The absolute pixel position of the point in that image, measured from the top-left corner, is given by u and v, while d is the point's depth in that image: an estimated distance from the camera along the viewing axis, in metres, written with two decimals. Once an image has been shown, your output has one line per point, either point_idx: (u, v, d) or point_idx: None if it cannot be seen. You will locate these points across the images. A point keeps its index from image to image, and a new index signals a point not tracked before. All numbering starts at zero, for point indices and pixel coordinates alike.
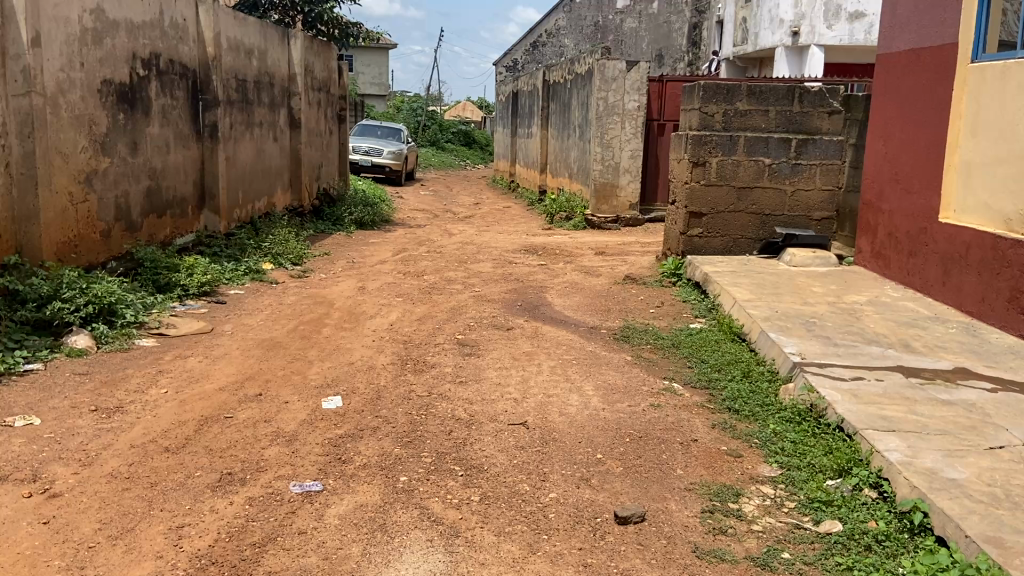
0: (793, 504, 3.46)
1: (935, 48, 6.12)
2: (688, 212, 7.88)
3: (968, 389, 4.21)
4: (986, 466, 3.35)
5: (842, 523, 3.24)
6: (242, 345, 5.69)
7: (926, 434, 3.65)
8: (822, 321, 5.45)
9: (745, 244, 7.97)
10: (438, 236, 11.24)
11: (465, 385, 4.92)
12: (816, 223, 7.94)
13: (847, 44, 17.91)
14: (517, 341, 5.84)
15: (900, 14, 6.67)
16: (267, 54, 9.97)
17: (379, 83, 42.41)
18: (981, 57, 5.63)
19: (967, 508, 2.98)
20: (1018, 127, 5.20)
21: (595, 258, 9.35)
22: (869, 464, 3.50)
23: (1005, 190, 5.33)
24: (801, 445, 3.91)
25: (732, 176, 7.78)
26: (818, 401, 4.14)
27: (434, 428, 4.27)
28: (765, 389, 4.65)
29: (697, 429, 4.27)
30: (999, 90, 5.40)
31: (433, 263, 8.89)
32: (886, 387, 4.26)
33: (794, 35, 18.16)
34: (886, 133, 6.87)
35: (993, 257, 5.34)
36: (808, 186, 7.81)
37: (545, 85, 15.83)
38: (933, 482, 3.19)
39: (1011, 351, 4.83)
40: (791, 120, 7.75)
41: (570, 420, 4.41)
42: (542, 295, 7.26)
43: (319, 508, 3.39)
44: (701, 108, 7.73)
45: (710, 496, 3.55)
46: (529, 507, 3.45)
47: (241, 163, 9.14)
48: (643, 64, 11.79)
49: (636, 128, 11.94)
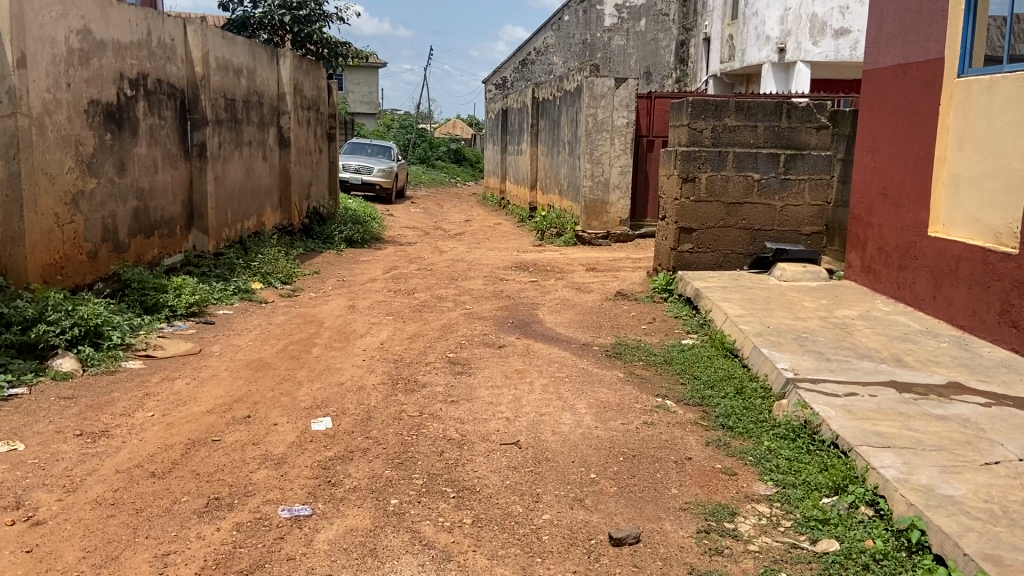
0: (790, 523, 3.42)
1: (921, 64, 6.16)
2: (678, 228, 7.88)
3: (962, 404, 4.20)
4: (983, 482, 3.32)
5: (839, 542, 3.20)
6: (230, 366, 5.62)
7: (920, 450, 3.63)
8: (814, 336, 5.42)
9: (736, 259, 7.97)
10: (428, 253, 11.20)
11: (457, 405, 4.87)
12: (805, 238, 7.94)
13: (832, 60, 17.91)
14: (509, 359, 5.80)
15: (886, 30, 6.72)
16: (256, 73, 9.95)
17: (369, 101, 42.49)
18: (967, 72, 5.67)
19: (965, 525, 2.95)
20: (1006, 141, 5.22)
21: (586, 274, 9.33)
22: (865, 481, 3.48)
23: (995, 204, 5.34)
24: (796, 462, 3.87)
25: (722, 192, 7.79)
26: (811, 417, 4.11)
27: (425, 448, 4.22)
28: (758, 406, 4.61)
29: (691, 447, 4.23)
30: (986, 104, 5.43)
31: (423, 280, 8.85)
32: (879, 402, 4.24)
33: (780, 52, 18.39)
34: (873, 147, 6.89)
35: (983, 271, 5.34)
36: (798, 201, 7.82)
37: (533, 103, 15.88)
38: (929, 499, 3.16)
39: (1004, 365, 4.81)
40: (779, 136, 7.78)
41: (563, 439, 4.36)
42: (533, 312, 7.23)
43: (308, 533, 3.33)
44: (689, 124, 7.76)
45: (706, 516, 3.50)
46: (522, 530, 3.40)
47: (230, 182, 9.09)
48: (632, 81, 11.80)
49: (625, 144, 11.97)
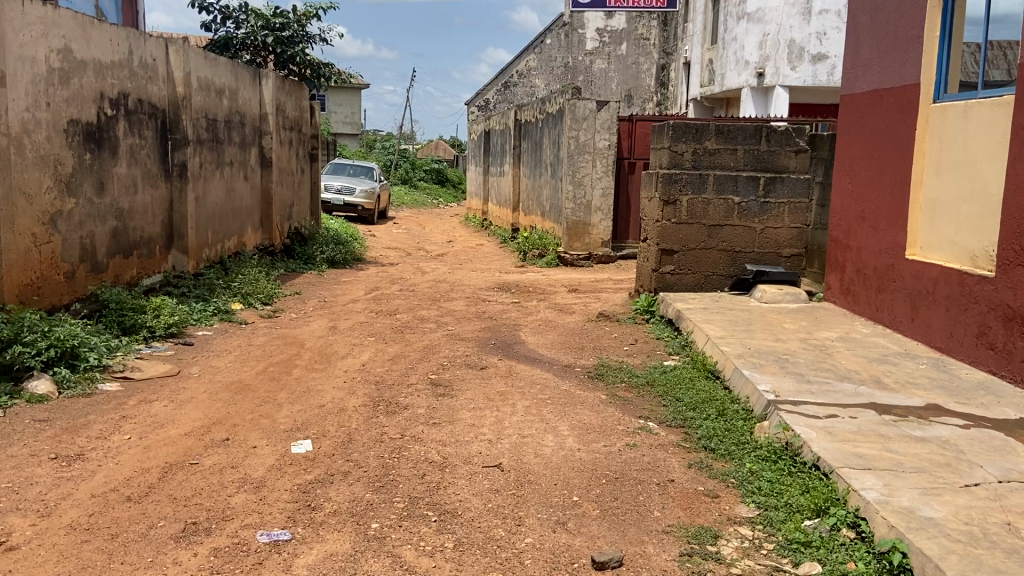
0: (772, 546, 3.42)
1: (897, 89, 6.26)
2: (660, 250, 7.94)
3: (941, 426, 4.23)
4: (963, 504, 3.34)
5: (821, 564, 3.21)
6: (209, 388, 5.55)
7: (901, 472, 3.65)
8: (795, 358, 5.46)
9: (717, 281, 8.02)
10: (410, 274, 11.17)
11: (439, 427, 4.84)
12: (785, 260, 8.01)
13: (810, 85, 18.18)
14: (491, 380, 5.79)
15: (863, 55, 6.83)
16: (238, 93, 9.93)
17: (351, 122, 42.56)
18: (943, 97, 5.79)
19: (945, 547, 2.97)
20: (982, 165, 5.32)
21: (568, 295, 9.36)
22: (847, 503, 3.49)
23: (971, 228, 5.42)
24: (778, 484, 3.88)
25: (702, 214, 7.85)
26: (793, 439, 4.12)
27: (406, 471, 4.19)
28: (740, 427, 4.62)
29: (674, 469, 4.23)
30: (961, 130, 5.53)
31: (406, 301, 8.83)
32: (860, 424, 4.26)
33: (759, 76, 18.65)
34: (852, 170, 6.98)
35: (960, 293, 5.40)
36: (777, 224, 7.89)
37: (515, 125, 15.97)
38: (911, 521, 3.18)
39: (982, 387, 4.86)
40: (759, 159, 7.84)
41: (546, 461, 4.35)
42: (515, 333, 7.22)
43: (287, 559, 3.28)
44: (670, 147, 7.84)
45: (689, 539, 3.50)
46: (504, 553, 3.38)
47: (210, 202, 9.04)
48: (612, 103, 11.90)
49: (607, 165, 12.04)
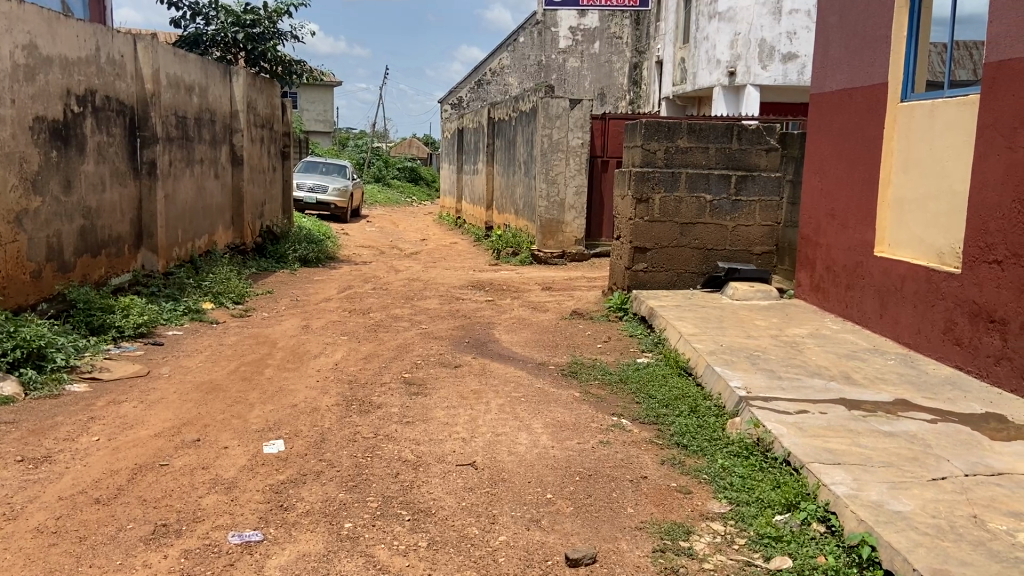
0: (744, 541, 3.46)
1: (865, 89, 6.35)
2: (632, 248, 7.97)
3: (908, 421, 4.29)
4: (930, 497, 3.40)
5: (792, 559, 3.24)
6: (179, 388, 5.48)
7: (870, 467, 3.70)
8: (766, 354, 5.51)
9: (689, 278, 8.08)
10: (383, 272, 11.12)
11: (413, 426, 4.82)
12: (756, 257, 8.09)
13: (780, 84, 18.38)
14: (465, 378, 5.78)
15: (832, 54, 6.92)
16: (208, 90, 9.81)
17: (323, 120, 42.24)
18: (909, 97, 5.88)
19: (913, 541, 3.02)
20: (948, 164, 5.41)
21: (542, 293, 9.36)
22: (817, 498, 3.53)
23: (937, 225, 5.51)
24: (749, 479, 3.92)
25: (674, 212, 7.91)
26: (764, 435, 4.16)
27: (379, 470, 4.16)
28: (712, 424, 4.66)
29: (647, 465, 4.25)
30: (928, 129, 5.62)
31: (379, 300, 8.79)
32: (830, 419, 4.31)
33: (730, 75, 18.84)
34: (821, 169, 7.07)
35: (927, 289, 5.49)
36: (748, 222, 7.97)
37: (489, 123, 15.96)
38: (879, 515, 3.22)
39: (948, 382, 4.94)
40: (730, 157, 7.91)
41: (520, 459, 4.35)
42: (488, 332, 7.21)
43: (259, 560, 3.25)
44: (643, 145, 7.85)
45: (661, 535, 3.52)
46: (478, 552, 3.37)
47: (180, 200, 8.92)
48: (586, 102, 11.93)
49: (580, 164, 12.07)
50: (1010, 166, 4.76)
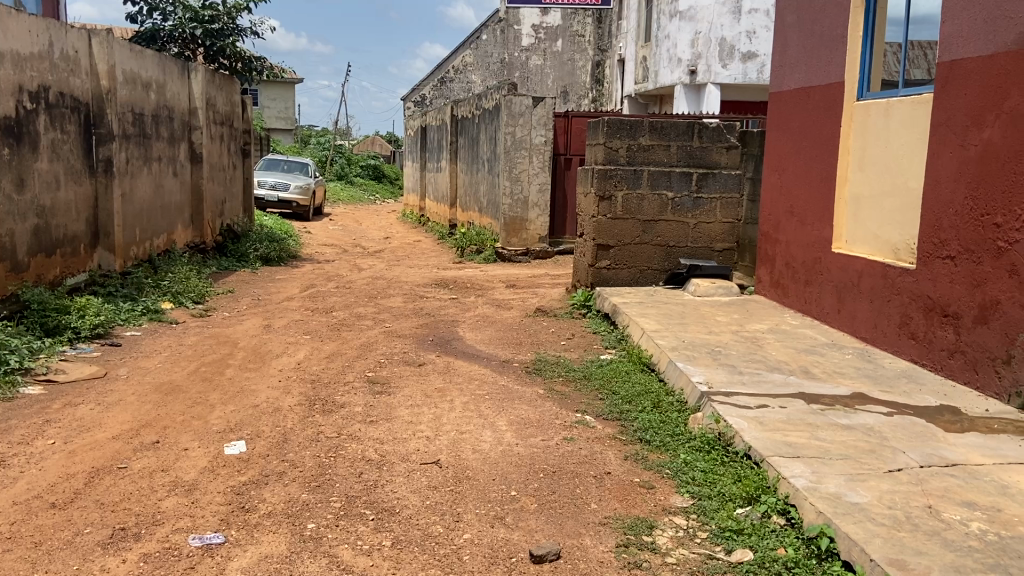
0: (706, 534, 3.50)
1: (822, 87, 6.46)
2: (596, 245, 8.02)
3: (865, 414, 4.39)
4: (887, 489, 3.47)
5: (752, 551, 3.30)
6: (137, 389, 5.38)
7: (828, 459, 3.77)
8: (726, 350, 5.58)
9: (652, 275, 8.15)
10: (346, 271, 11.03)
11: (377, 425, 4.80)
12: (718, 254, 8.18)
13: (740, 82, 18.59)
14: (429, 376, 5.76)
15: (790, 53, 7.03)
16: (166, 87, 9.64)
17: (284, 117, 41.77)
18: (865, 95, 5.99)
19: (871, 532, 3.08)
20: (903, 162, 5.53)
21: (506, 290, 9.37)
22: (777, 491, 3.59)
23: (893, 222, 5.63)
24: (711, 473, 3.97)
25: (637, 210, 7.97)
26: (725, 430, 4.21)
27: (343, 470, 4.14)
28: (674, 419, 4.70)
29: (610, 461, 4.29)
30: (883, 127, 5.74)
31: (342, 298, 8.72)
32: (790, 413, 4.38)
33: (692, 73, 19.09)
34: (780, 166, 7.18)
35: (883, 285, 5.61)
36: (710, 219, 8.05)
37: (452, 121, 15.93)
38: (837, 507, 3.29)
39: (904, 375, 5.06)
40: (691, 154, 7.97)
41: (484, 457, 4.35)
42: (453, 330, 7.20)
43: (220, 562, 3.21)
44: (605, 143, 7.89)
45: (625, 530, 3.55)
46: (443, 550, 3.37)
47: (138, 198, 8.75)
48: (549, 100, 11.96)
49: (543, 162, 12.09)
50: (962, 163, 4.87)
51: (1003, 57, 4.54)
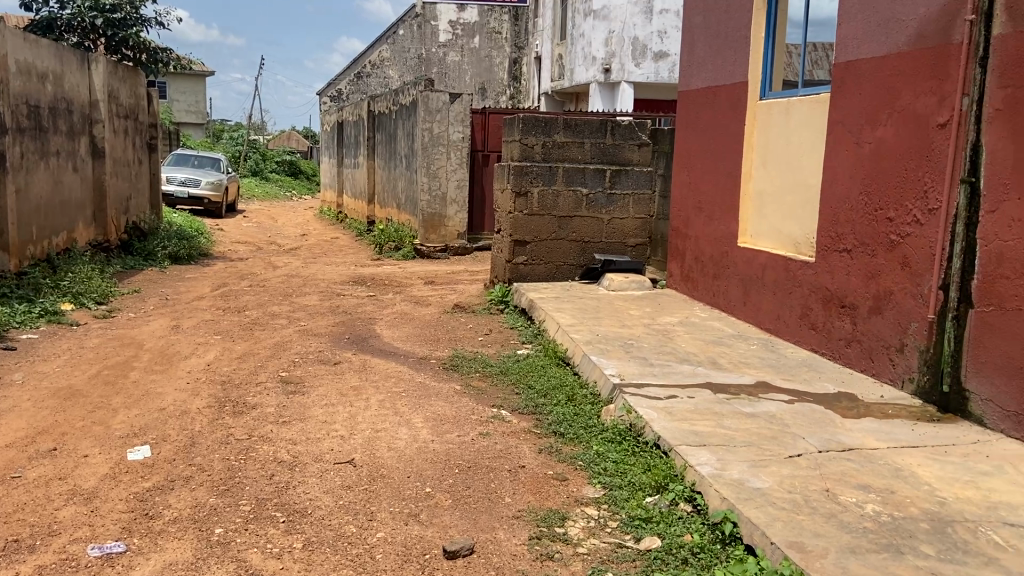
0: (616, 523, 3.57)
1: (727, 87, 6.66)
2: (513, 241, 8.06)
3: (768, 401, 4.55)
4: (787, 474, 3.61)
5: (660, 538, 3.38)
6: (33, 396, 5.12)
7: (733, 447, 3.89)
8: (639, 342, 5.70)
9: (567, 270, 8.25)
10: (261, 269, 10.76)
11: (289, 425, 4.70)
12: (631, 248, 8.35)
13: (653, 81, 18.96)
14: (344, 375, 5.69)
15: (696, 54, 7.22)
16: (64, 78, 9.19)
17: (195, 111, 40.46)
18: (768, 95, 6.20)
19: (771, 516, 3.20)
20: (802, 159, 5.75)
21: (424, 287, 9.33)
22: (684, 479, 3.68)
23: (793, 217, 5.85)
24: (622, 464, 4.05)
25: (553, 206, 8.05)
26: (636, 420, 4.30)
27: (253, 472, 4.04)
28: (587, 412, 4.78)
29: (525, 455, 4.32)
30: (784, 125, 5.96)
31: (255, 297, 8.51)
32: (697, 403, 4.51)
33: (606, 72, 19.38)
34: (688, 163, 7.37)
35: (785, 277, 5.83)
36: (623, 215, 8.20)
37: (369, 116, 15.74)
38: (740, 492, 3.40)
39: (805, 364, 5.27)
40: (604, 152, 8.08)
41: (399, 454, 4.32)
42: (369, 327, 7.12)
43: (121, 572, 3.09)
44: (521, 139, 7.93)
45: (538, 522, 3.59)
46: (355, 550, 3.33)
47: (34, 195, 8.32)
48: (465, 96, 11.92)
49: (461, 158, 12.08)
50: (857, 160, 5.10)
51: (895, 58, 4.76)
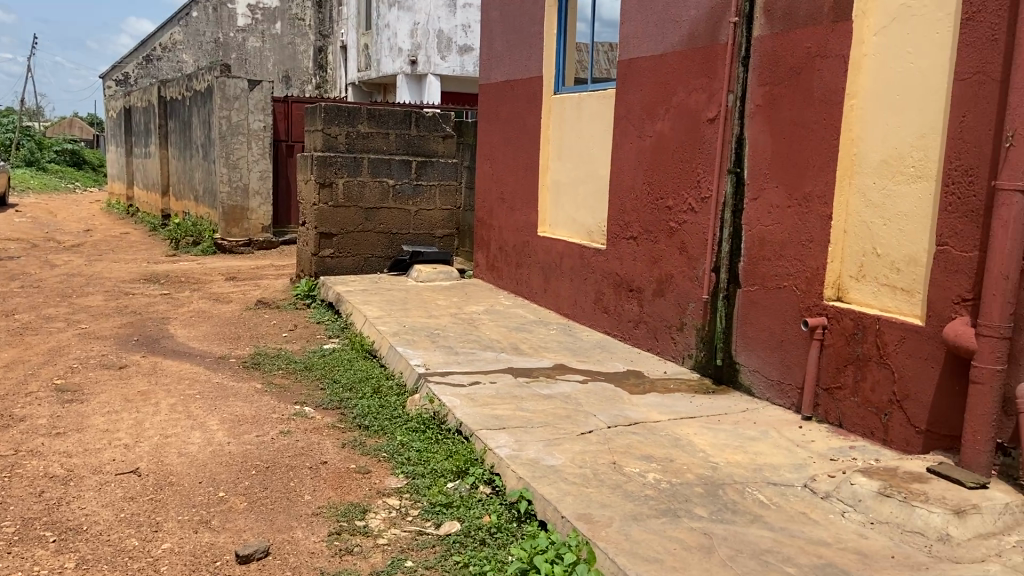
0: (417, 511, 3.57)
1: (524, 80, 6.86)
2: (318, 233, 7.84)
3: (565, 382, 4.75)
4: (579, 450, 3.77)
5: (460, 522, 3.42)
6: None
7: (530, 428, 4.02)
8: (445, 332, 5.76)
9: (376, 262, 8.15)
10: (37, 268, 9.75)
11: (63, 437, 4.30)
12: (439, 240, 8.42)
13: (459, 74, 19.45)
14: (130, 379, 5.28)
15: (495, 47, 7.36)
16: None
17: None
18: (562, 89, 6.46)
19: (563, 490, 3.33)
20: (592, 150, 6.04)
21: (225, 283, 8.87)
22: (483, 462, 3.76)
23: (586, 206, 6.14)
24: (426, 452, 4.06)
25: (359, 197, 7.92)
26: (439, 408, 4.33)
27: (18, 491, 3.65)
28: (392, 402, 4.75)
29: (326, 451, 4.22)
30: (576, 118, 6.23)
31: (28, 299, 7.69)
32: (498, 388, 4.61)
33: (412, 63, 19.27)
34: (490, 155, 7.52)
35: (581, 264, 6.10)
36: (430, 206, 8.25)
37: (160, 103, 14.74)
38: (535, 471, 3.52)
39: (599, 346, 5.55)
40: (409, 143, 8.12)
41: (190, 459, 4.08)
42: (162, 328, 6.66)
43: None
44: (323, 129, 7.75)
45: (337, 518, 3.51)
46: (137, 564, 3.10)
47: None
48: (265, 83, 11.53)
49: (263, 148, 11.64)
50: (641, 152, 5.42)
51: (670, 57, 5.11)
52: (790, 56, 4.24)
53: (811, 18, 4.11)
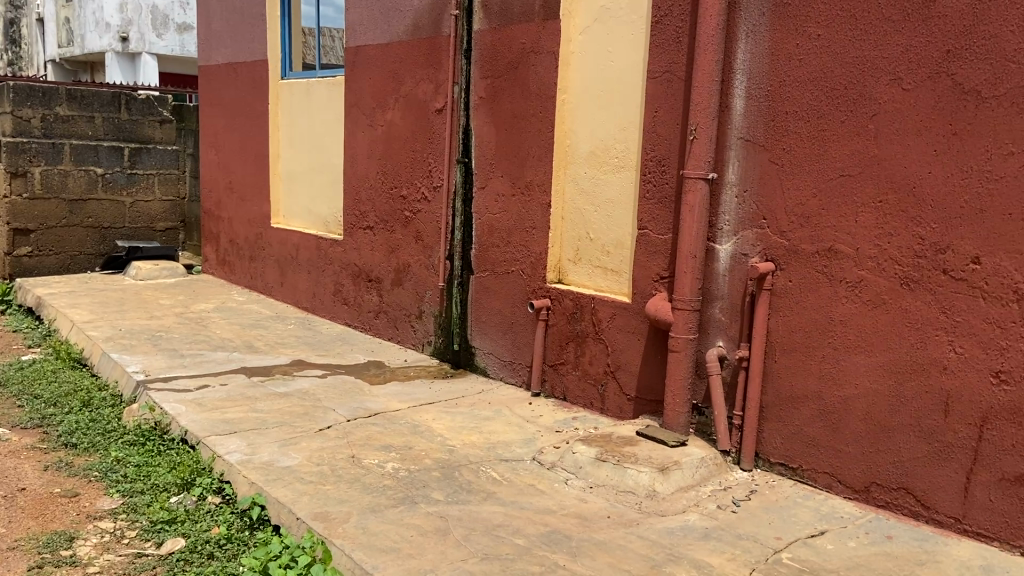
0: (135, 532, 3.24)
1: (250, 66, 6.74)
2: (13, 228, 7.46)
3: (302, 379, 4.64)
4: (316, 447, 3.69)
5: (185, 537, 3.16)
6: None
7: (264, 429, 3.87)
8: (170, 335, 5.41)
9: (85, 259, 7.94)
10: None
11: None
12: (159, 233, 8.43)
13: (178, 54, 18.00)
14: None
15: (216, 29, 7.11)
16: None
17: None
18: (289, 75, 6.45)
19: (298, 491, 3.23)
20: (324, 138, 6.13)
21: None
22: (212, 471, 3.55)
23: (321, 196, 6.22)
24: (145, 467, 3.71)
25: (60, 187, 7.66)
26: (162, 418, 4.03)
27: None
28: (105, 415, 4.30)
29: (24, 476, 3.71)
30: (306, 106, 6.27)
31: None
32: (229, 390, 4.39)
33: (123, 41, 17.60)
34: (218, 143, 7.40)
35: (318, 256, 6.16)
36: (146, 197, 8.23)
37: None
38: (269, 474, 3.39)
39: (339, 339, 5.60)
40: (119, 128, 8.02)
41: None
42: None
43: None
44: (14, 111, 7.38)
45: (37, 551, 3.08)
46: None
47: None
48: None
49: None
50: (372, 141, 5.61)
51: (396, 47, 5.34)
52: (507, 51, 4.57)
53: (525, 15, 4.44)
